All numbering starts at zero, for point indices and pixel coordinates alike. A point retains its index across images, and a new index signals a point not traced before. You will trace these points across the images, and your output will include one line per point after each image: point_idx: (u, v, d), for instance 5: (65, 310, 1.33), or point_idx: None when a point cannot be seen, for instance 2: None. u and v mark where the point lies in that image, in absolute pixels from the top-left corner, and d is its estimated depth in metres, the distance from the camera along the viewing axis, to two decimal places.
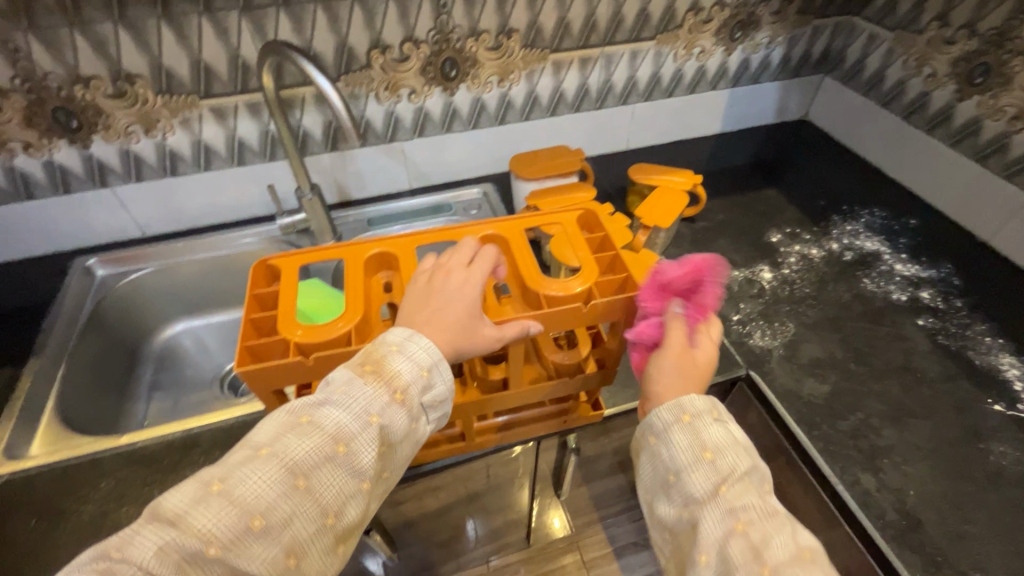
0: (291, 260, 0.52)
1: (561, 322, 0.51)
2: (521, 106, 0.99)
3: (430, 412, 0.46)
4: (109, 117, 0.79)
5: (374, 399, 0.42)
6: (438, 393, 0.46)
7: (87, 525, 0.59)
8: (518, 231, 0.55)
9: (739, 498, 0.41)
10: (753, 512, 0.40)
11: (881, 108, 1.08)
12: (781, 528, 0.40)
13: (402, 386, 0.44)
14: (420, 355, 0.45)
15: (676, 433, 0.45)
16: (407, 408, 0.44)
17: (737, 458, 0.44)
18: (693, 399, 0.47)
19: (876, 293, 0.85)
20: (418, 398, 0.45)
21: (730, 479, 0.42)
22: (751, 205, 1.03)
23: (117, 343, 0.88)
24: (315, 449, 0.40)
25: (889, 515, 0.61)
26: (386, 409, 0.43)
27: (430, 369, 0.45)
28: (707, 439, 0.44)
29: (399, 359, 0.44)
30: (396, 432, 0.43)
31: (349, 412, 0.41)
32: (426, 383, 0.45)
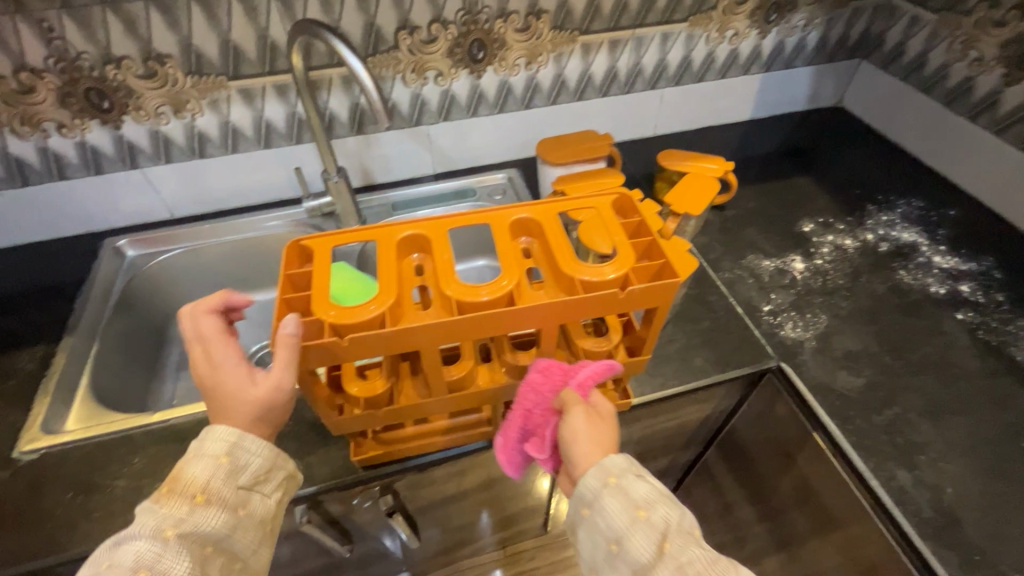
0: (323, 241, 0.52)
1: (595, 308, 0.50)
2: (548, 90, 0.98)
3: (256, 489, 0.48)
4: (140, 98, 0.79)
5: (169, 513, 0.44)
6: (254, 468, 0.48)
7: (121, 499, 0.61)
8: (551, 215, 0.54)
9: (684, 552, 0.45)
10: (697, 564, 0.44)
11: (920, 94, 1.04)
12: (725, 572, 0.45)
13: (199, 487, 0.45)
14: (216, 445, 0.47)
15: (613, 504, 0.47)
16: (217, 502, 0.46)
17: (668, 508, 0.47)
18: (614, 459, 0.50)
19: (913, 286, 0.83)
20: (228, 485, 0.47)
21: (668, 532, 0.46)
22: (782, 194, 1.00)
23: (146, 323, 0.89)
24: (149, 542, 0.43)
25: (926, 513, 0.60)
26: (189, 516, 0.44)
27: (229, 452, 0.47)
28: (637, 497, 0.48)
29: (195, 461, 0.46)
30: (215, 529, 0.45)
31: (175, 508, 0.44)
32: (233, 467, 0.47)
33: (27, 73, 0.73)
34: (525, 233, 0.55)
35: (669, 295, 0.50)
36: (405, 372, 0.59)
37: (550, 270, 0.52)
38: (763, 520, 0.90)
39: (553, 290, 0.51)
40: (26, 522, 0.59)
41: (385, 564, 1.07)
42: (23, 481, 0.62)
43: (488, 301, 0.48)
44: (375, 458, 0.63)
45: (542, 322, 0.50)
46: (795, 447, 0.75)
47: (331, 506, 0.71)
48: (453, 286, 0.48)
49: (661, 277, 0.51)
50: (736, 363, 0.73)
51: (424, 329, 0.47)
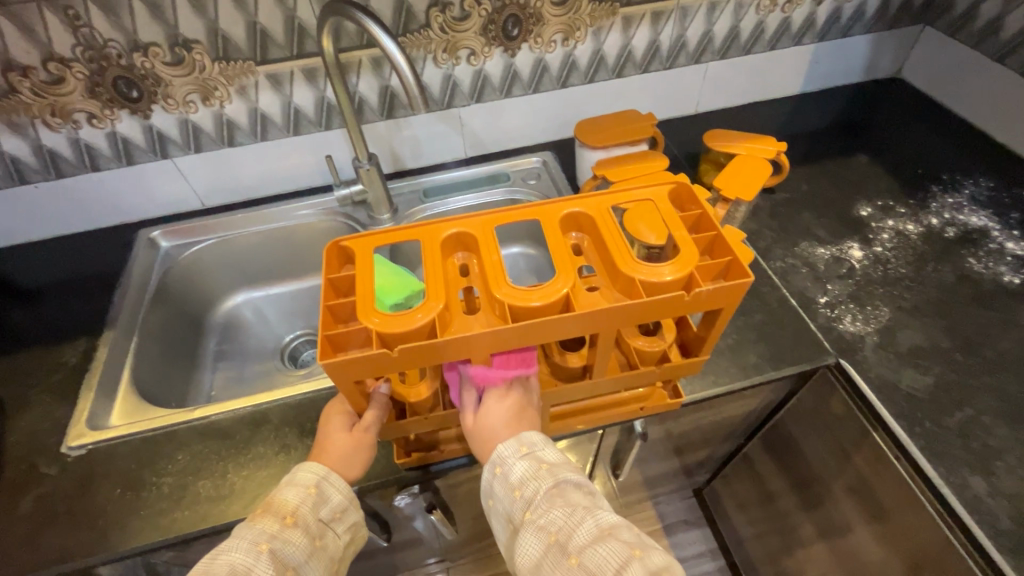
0: (364, 242, 0.50)
1: (655, 311, 0.46)
2: (585, 67, 0.92)
3: (333, 526, 0.50)
4: (168, 86, 0.77)
5: (264, 530, 0.46)
6: (334, 504, 0.51)
7: (168, 496, 0.61)
8: (604, 209, 0.50)
9: (544, 515, 0.45)
10: (555, 521, 0.44)
11: (992, 63, 0.95)
12: (579, 520, 0.43)
13: (291, 510, 0.48)
14: (306, 476, 0.51)
15: (500, 487, 0.48)
16: (302, 527, 0.48)
17: (539, 481, 0.46)
18: (501, 449, 0.49)
19: (985, 275, 0.77)
20: (312, 515, 0.49)
21: (535, 501, 0.46)
22: (837, 174, 0.94)
23: (183, 314, 0.89)
24: (243, 555, 0.44)
25: (1003, 524, 0.56)
26: (278, 535, 0.46)
27: (318, 485, 0.50)
28: (513, 476, 0.47)
29: (287, 489, 0.50)
30: (296, 552, 0.46)
31: (264, 528, 0.46)
32: (319, 499, 0.50)
33: (56, 63, 0.71)
34: (576, 228, 0.51)
35: (736, 295, 0.47)
36: None
37: (604, 269, 0.48)
38: (809, 516, 0.87)
39: (609, 291, 0.47)
40: (79, 518, 0.60)
41: (420, 549, 1.08)
42: (73, 476, 0.63)
43: (539, 307, 0.45)
44: (419, 460, 0.62)
45: (597, 326, 0.47)
46: (851, 446, 0.71)
47: (372, 501, 0.71)
48: (504, 289, 0.45)
49: (727, 275, 0.47)
50: (792, 360, 0.69)
51: (474, 336, 0.45)
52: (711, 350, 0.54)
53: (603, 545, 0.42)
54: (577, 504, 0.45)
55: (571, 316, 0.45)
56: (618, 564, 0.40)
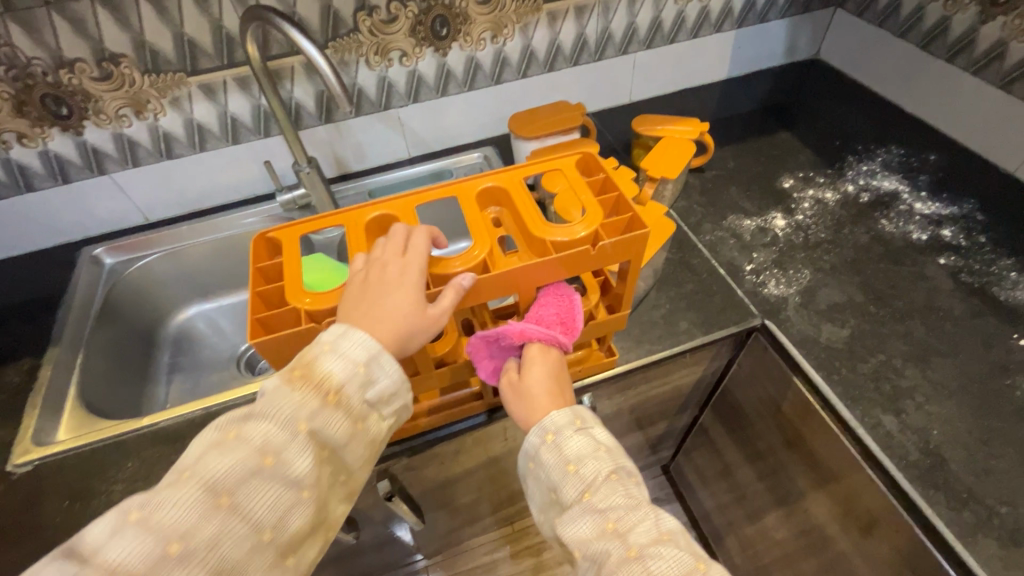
0: (289, 231, 0.51)
1: (569, 267, 0.50)
2: (517, 63, 0.96)
3: (373, 410, 0.47)
4: (99, 101, 0.78)
5: (301, 405, 0.43)
6: (382, 388, 0.46)
7: (118, 502, 0.61)
8: (516, 181, 0.54)
9: (605, 499, 0.48)
10: (615, 509, 0.47)
11: (896, 39, 1.02)
12: (642, 516, 0.46)
13: (334, 387, 0.44)
14: (355, 350, 0.45)
15: (553, 462, 0.51)
16: (344, 409, 0.45)
17: (599, 461, 0.50)
18: (553, 416, 0.52)
19: (895, 234, 0.82)
20: (357, 396, 0.45)
21: (594, 483, 0.49)
22: (762, 151, 0.99)
23: (131, 329, 0.89)
24: (236, 466, 0.41)
25: (912, 456, 0.61)
26: (317, 414, 0.44)
27: (366, 364, 0.45)
28: (570, 452, 0.51)
29: (331, 358, 0.45)
30: (335, 434, 0.44)
31: (276, 424, 0.43)
32: (365, 380, 0.46)
33: None
34: (493, 202, 0.55)
35: (640, 247, 0.51)
36: None
37: (521, 235, 0.52)
38: (760, 477, 0.91)
39: (527, 255, 0.51)
40: (27, 532, 0.60)
41: (394, 548, 1.09)
42: (20, 492, 0.62)
43: (461, 273, 0.48)
44: None
45: (518, 287, 0.50)
46: (783, 402, 0.75)
47: None
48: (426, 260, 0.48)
49: (631, 230, 0.51)
50: (721, 323, 0.73)
51: None
52: (630, 305, 0.59)
53: (664, 547, 0.44)
54: (643, 505, 0.47)
55: (491, 277, 0.48)
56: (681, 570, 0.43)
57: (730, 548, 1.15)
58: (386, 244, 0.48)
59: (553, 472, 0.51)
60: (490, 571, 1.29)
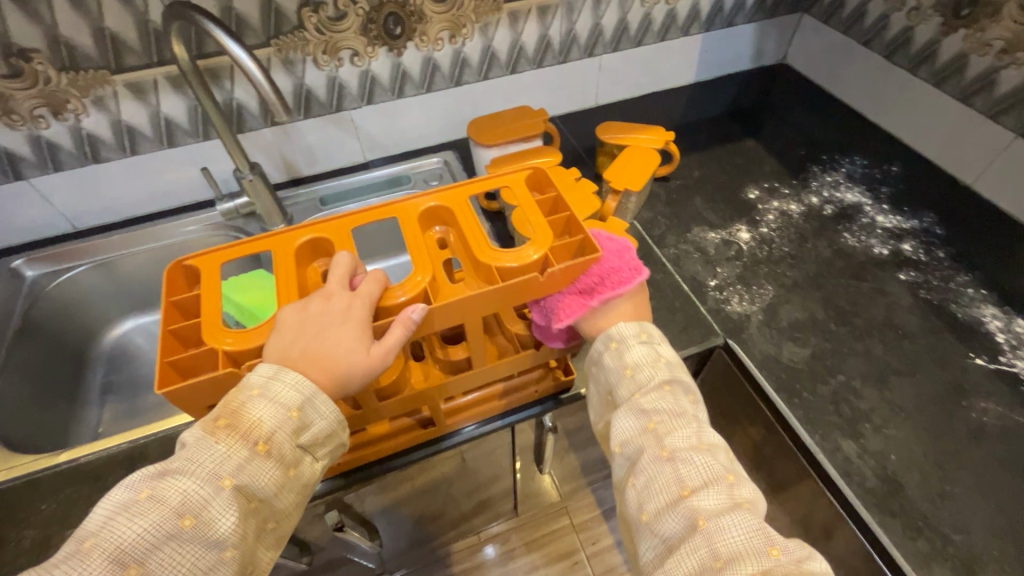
0: (211, 258, 0.46)
1: (518, 295, 0.47)
2: (477, 64, 0.91)
3: (311, 452, 0.42)
4: (10, 100, 0.70)
5: (226, 457, 0.38)
6: (318, 430, 0.42)
7: (29, 551, 0.56)
8: (461, 200, 0.50)
9: (653, 403, 0.47)
10: (660, 413, 0.47)
11: (861, 47, 1.01)
12: (684, 424, 0.46)
13: (264, 436, 0.40)
14: (287, 395, 0.40)
15: (612, 371, 0.50)
16: (275, 457, 0.40)
17: (657, 370, 0.49)
18: (619, 326, 0.51)
19: (857, 248, 0.82)
20: (290, 441, 0.41)
21: (646, 387, 0.48)
22: (727, 159, 0.98)
23: (56, 347, 0.82)
24: (149, 530, 0.36)
25: (870, 482, 0.60)
26: (245, 465, 0.39)
27: (301, 409, 0.41)
28: (630, 358, 0.50)
29: (261, 404, 0.40)
30: (264, 484, 0.39)
31: (194, 480, 0.37)
32: (300, 424, 0.41)
33: None
34: (438, 223, 0.51)
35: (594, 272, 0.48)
36: None
37: (468, 259, 0.48)
38: None
39: (473, 281, 0.47)
40: None
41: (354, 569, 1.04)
42: None
43: (402, 303, 0.44)
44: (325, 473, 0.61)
45: (465, 316, 0.47)
46: (745, 420, 0.74)
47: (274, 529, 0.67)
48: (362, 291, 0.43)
49: (583, 253, 0.48)
50: (684, 342, 0.71)
51: None
52: None
53: (701, 458, 0.44)
54: (698, 424, 0.47)
55: (434, 310, 0.44)
56: (708, 477, 0.43)
57: None
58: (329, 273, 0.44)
59: (612, 373, 0.50)
60: None
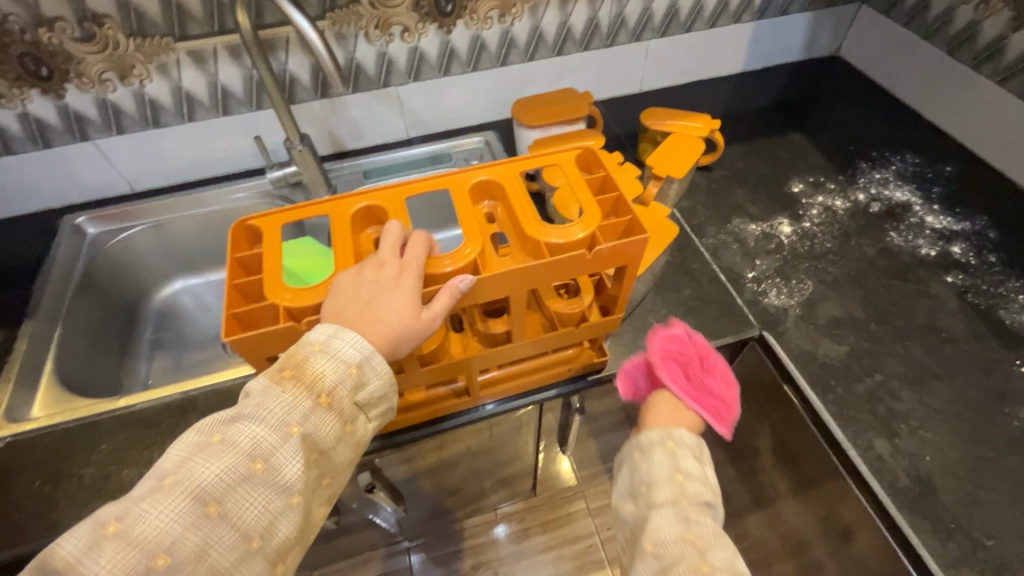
0: (271, 220, 0.48)
1: (563, 271, 0.48)
2: (524, 44, 0.91)
3: (364, 410, 0.45)
4: (81, 63, 0.73)
5: (294, 407, 0.41)
6: (373, 390, 0.44)
7: (89, 486, 0.60)
8: (511, 176, 0.51)
9: (698, 517, 0.49)
10: (700, 527, 0.48)
11: (921, 41, 0.98)
12: (724, 546, 0.46)
13: (327, 389, 0.42)
14: (348, 352, 0.42)
15: (661, 468, 0.52)
16: (336, 410, 0.42)
17: (703, 489, 0.51)
18: (683, 433, 0.55)
19: (903, 248, 0.80)
20: (350, 398, 0.43)
21: (691, 498, 0.50)
22: (772, 151, 0.96)
23: (112, 302, 0.87)
24: (226, 471, 0.38)
25: (902, 482, 0.60)
26: (310, 416, 0.41)
27: (361, 367, 0.43)
28: (683, 465, 0.53)
29: (325, 359, 0.42)
30: (325, 436, 0.42)
31: (266, 427, 0.40)
32: (358, 382, 0.43)
33: None
34: (487, 197, 0.52)
35: (639, 252, 0.48)
36: None
37: (515, 234, 0.49)
38: (743, 482, 0.91)
39: (519, 255, 0.48)
40: None
41: (376, 533, 1.08)
42: None
43: (451, 272, 0.45)
44: None
45: (510, 289, 0.48)
46: (774, 413, 0.74)
47: None
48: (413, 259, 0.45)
49: (629, 233, 0.49)
50: (718, 333, 0.71)
51: None
52: (625, 307, 0.57)
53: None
54: (735, 552, 0.47)
55: (481, 280, 0.45)
56: None
57: None
58: (382, 240, 0.45)
59: (660, 475, 0.52)
60: (472, 555, 1.30)
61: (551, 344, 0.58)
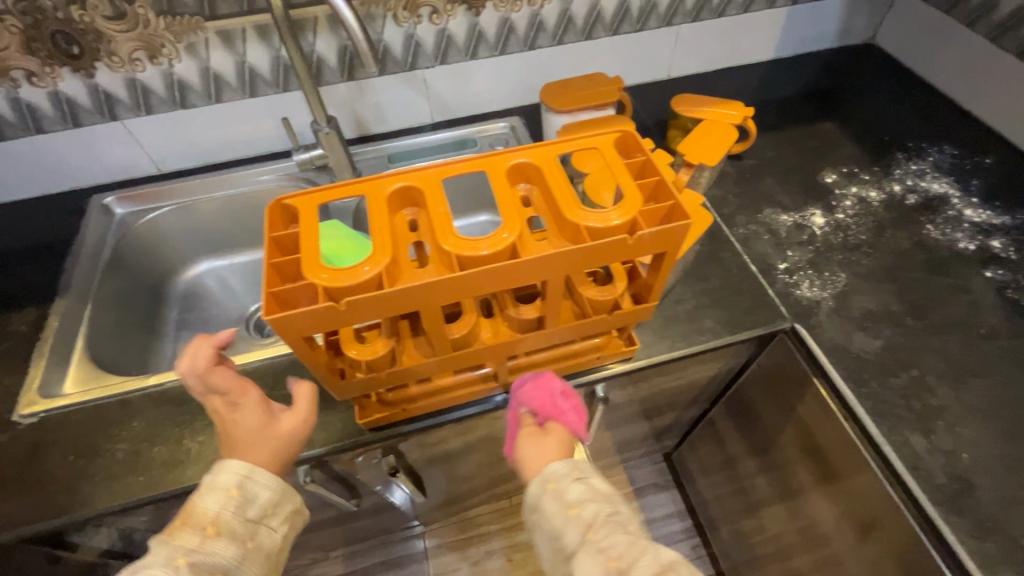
0: (308, 200, 0.48)
1: (602, 256, 0.47)
2: (553, 28, 0.90)
3: (264, 523, 0.49)
4: (111, 42, 0.73)
5: (186, 540, 0.44)
6: (263, 501, 0.49)
7: (122, 462, 0.60)
8: (549, 159, 0.50)
9: (607, 538, 0.46)
10: (614, 547, 0.45)
11: (961, 28, 0.95)
12: (642, 551, 0.45)
13: (210, 518, 0.46)
14: (228, 477, 0.48)
15: (557, 514, 0.49)
16: (227, 533, 0.46)
17: (600, 504, 0.49)
18: (555, 466, 0.52)
19: (940, 241, 0.78)
20: (237, 518, 0.47)
21: (597, 522, 0.48)
22: (804, 141, 0.94)
23: (139, 282, 0.87)
24: None
25: (938, 479, 0.58)
26: (202, 543, 0.45)
27: (240, 486, 0.48)
28: (571, 497, 0.50)
29: (206, 495, 0.47)
30: (223, 557, 0.45)
31: (161, 562, 0.43)
32: (244, 500, 0.48)
33: None
34: (524, 180, 0.51)
35: (679, 239, 0.47)
36: (405, 331, 0.56)
37: (552, 218, 0.48)
38: (764, 475, 0.90)
39: (556, 239, 0.47)
40: (30, 485, 0.59)
41: (392, 517, 1.09)
42: (23, 444, 0.62)
43: (489, 254, 0.44)
44: (383, 419, 0.62)
45: (547, 274, 0.47)
46: (803, 407, 0.73)
47: (332, 467, 0.70)
48: (451, 240, 0.44)
49: (670, 219, 0.48)
50: (749, 324, 0.69)
51: (425, 289, 0.44)
52: (660, 295, 0.56)
53: None
54: (654, 547, 0.46)
55: (519, 264, 0.44)
56: None
57: (725, 539, 1.14)
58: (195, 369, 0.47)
59: (559, 518, 0.49)
60: (485, 541, 1.31)
61: (583, 331, 0.57)
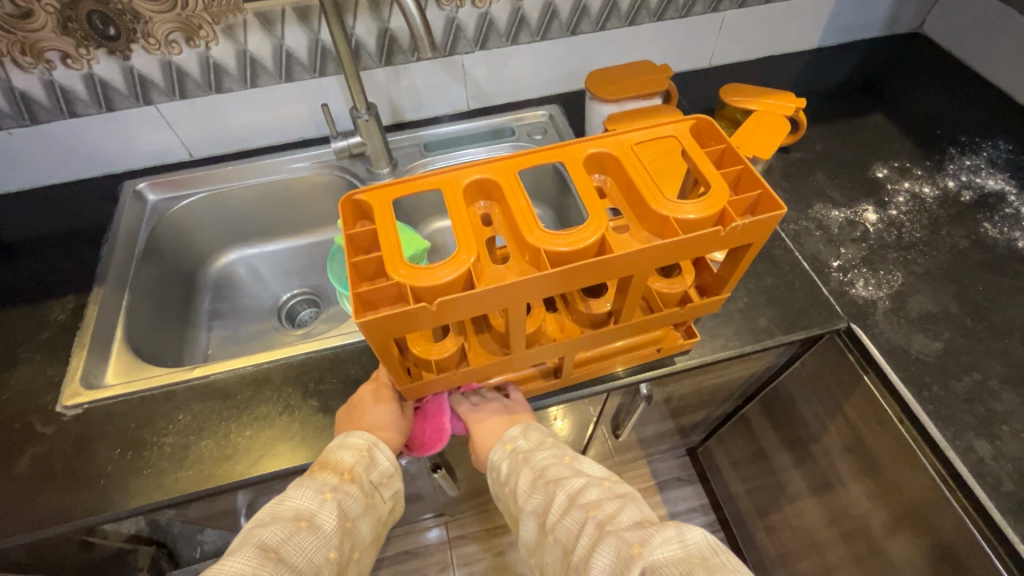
0: (381, 194, 0.46)
1: (686, 249, 0.45)
2: (596, 13, 0.87)
3: (380, 489, 0.53)
4: (149, 23, 0.71)
5: (326, 481, 0.48)
6: (383, 469, 0.53)
7: (169, 456, 0.59)
8: (626, 147, 0.48)
9: (529, 499, 0.49)
10: (534, 505, 0.48)
11: (1019, 17, 0.91)
12: (551, 495, 0.47)
13: (347, 467, 0.51)
14: (357, 441, 0.53)
15: (508, 490, 0.53)
16: (358, 484, 0.51)
17: (522, 467, 0.52)
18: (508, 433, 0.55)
19: (998, 240, 0.75)
20: (366, 476, 0.52)
21: (523, 484, 0.51)
22: (853, 133, 0.91)
23: (172, 270, 0.86)
24: (280, 529, 0.43)
25: (1006, 486, 0.57)
26: (338, 488, 0.49)
27: (369, 450, 0.53)
28: (514, 464, 0.53)
29: (341, 450, 0.52)
30: (354, 504, 0.49)
31: (307, 493, 0.47)
32: (370, 462, 0.53)
33: None
34: (598, 171, 0.49)
35: (766, 229, 0.45)
36: (471, 327, 0.55)
37: (632, 210, 0.46)
38: (801, 472, 0.89)
39: (639, 231, 0.45)
40: (78, 478, 0.58)
41: (421, 507, 1.09)
42: (68, 436, 0.61)
43: (573, 249, 0.42)
44: None
45: (630, 269, 0.45)
46: (856, 408, 0.71)
47: None
48: (536, 233, 0.42)
49: (755, 209, 0.46)
50: (804, 324, 0.68)
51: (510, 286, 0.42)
52: (731, 288, 0.54)
53: (567, 516, 0.45)
54: (559, 483, 0.48)
55: (607, 259, 0.42)
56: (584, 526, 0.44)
57: (754, 534, 1.14)
58: None
59: (507, 492, 0.53)
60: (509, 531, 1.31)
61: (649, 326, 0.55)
